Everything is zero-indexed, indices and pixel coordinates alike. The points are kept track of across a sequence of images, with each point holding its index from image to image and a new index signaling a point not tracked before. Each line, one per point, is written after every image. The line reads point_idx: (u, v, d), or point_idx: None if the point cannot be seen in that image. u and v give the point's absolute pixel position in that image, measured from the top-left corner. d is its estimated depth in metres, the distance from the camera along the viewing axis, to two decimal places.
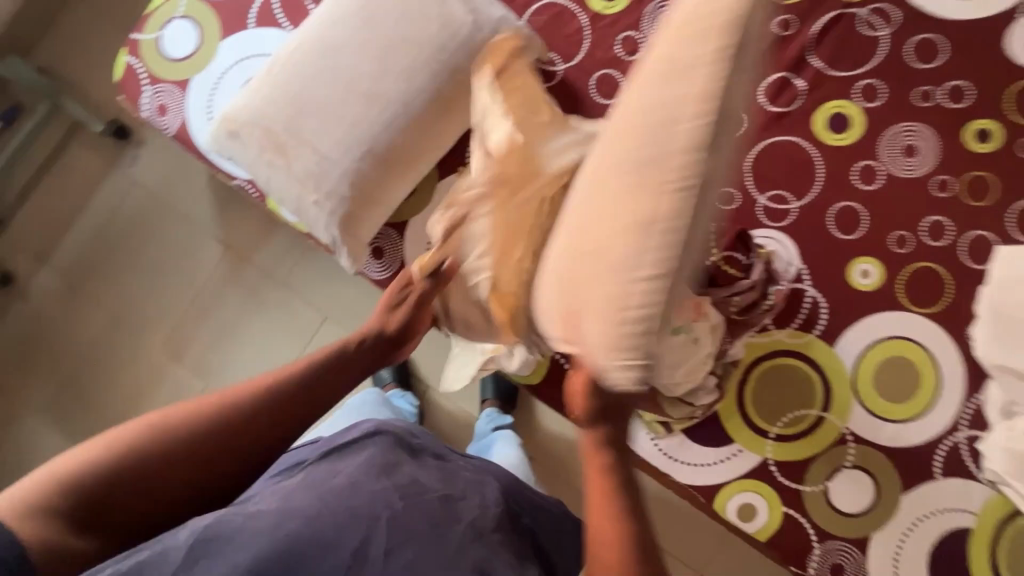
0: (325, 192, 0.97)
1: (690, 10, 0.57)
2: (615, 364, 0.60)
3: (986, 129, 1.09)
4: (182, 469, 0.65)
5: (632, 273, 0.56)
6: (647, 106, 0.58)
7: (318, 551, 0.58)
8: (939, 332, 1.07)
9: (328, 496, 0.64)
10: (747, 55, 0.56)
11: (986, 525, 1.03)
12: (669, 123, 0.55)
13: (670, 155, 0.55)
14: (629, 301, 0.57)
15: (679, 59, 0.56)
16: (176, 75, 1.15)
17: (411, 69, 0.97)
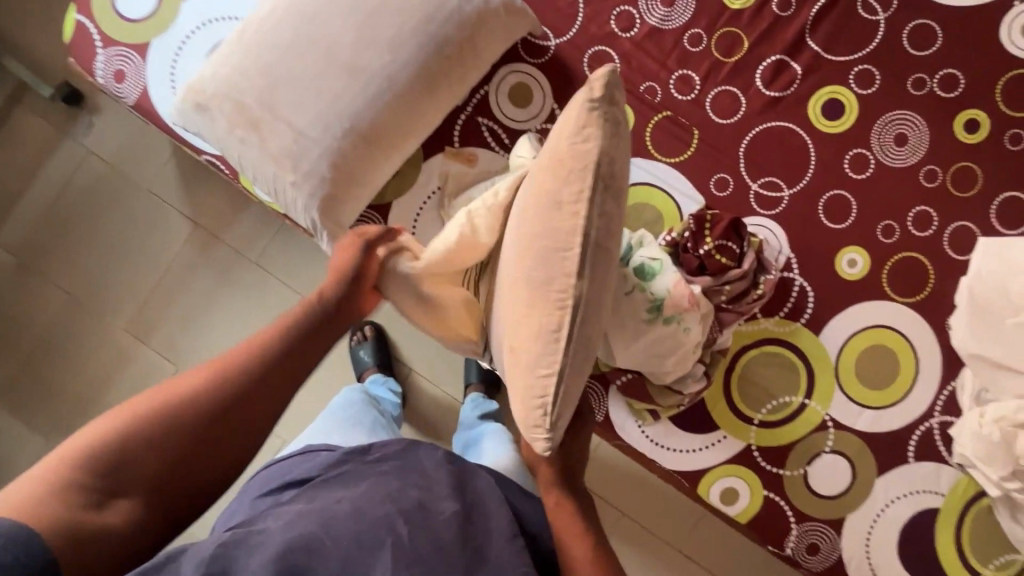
0: (303, 172, 0.91)
1: (569, 133, 0.64)
2: (534, 441, 0.67)
3: (975, 120, 1.10)
4: (191, 440, 0.63)
5: (535, 370, 0.65)
6: (543, 221, 0.65)
7: None
8: (920, 321, 1.09)
9: (329, 524, 0.60)
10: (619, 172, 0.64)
11: (953, 505, 1.08)
12: (558, 241, 0.64)
13: (559, 271, 0.63)
14: (536, 392, 0.65)
15: (565, 183, 0.63)
16: (134, 38, 1.05)
17: (396, 41, 0.91)
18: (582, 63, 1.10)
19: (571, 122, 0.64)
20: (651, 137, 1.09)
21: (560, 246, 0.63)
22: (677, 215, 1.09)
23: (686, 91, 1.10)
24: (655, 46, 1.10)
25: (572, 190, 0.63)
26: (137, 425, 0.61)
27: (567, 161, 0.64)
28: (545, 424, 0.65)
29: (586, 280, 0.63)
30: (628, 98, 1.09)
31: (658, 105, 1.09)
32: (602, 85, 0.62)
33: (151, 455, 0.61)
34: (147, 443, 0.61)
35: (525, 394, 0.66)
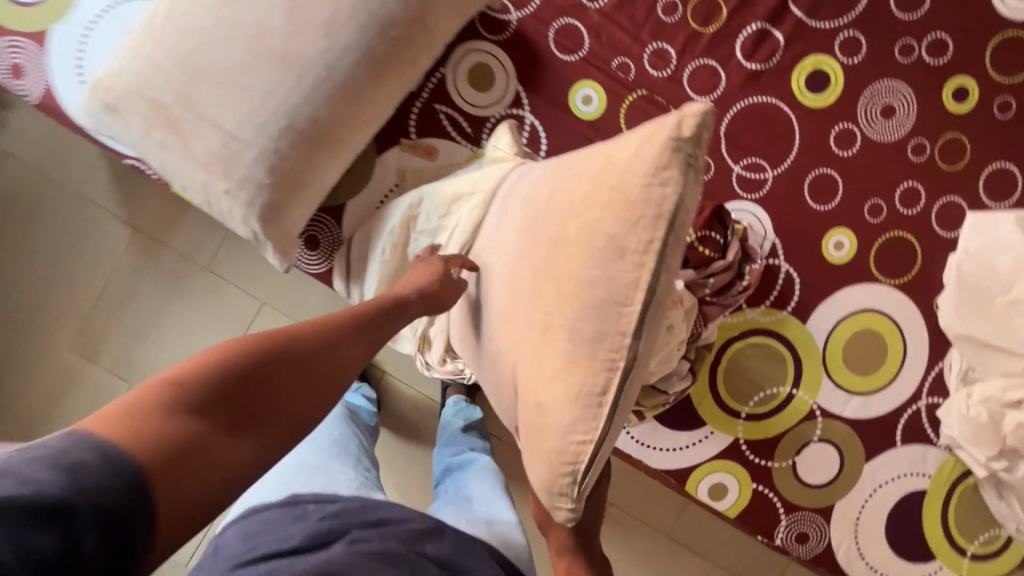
0: (237, 179, 0.80)
1: (636, 151, 0.54)
2: (553, 506, 0.59)
3: (965, 88, 1.04)
4: (287, 383, 0.56)
5: (569, 434, 0.55)
6: (591, 255, 0.56)
7: None
8: (908, 303, 1.05)
9: None
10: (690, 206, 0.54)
11: (940, 485, 1.07)
12: (613, 293, 0.54)
13: (614, 320, 0.54)
14: (567, 455, 0.56)
15: (628, 208, 0.54)
16: (29, 26, 0.91)
17: (334, 21, 0.79)
18: (548, 39, 0.99)
19: (644, 159, 0.53)
20: (627, 119, 1.00)
21: (616, 300, 0.54)
22: None
23: (662, 66, 1.01)
24: (627, 16, 1.00)
25: (637, 239, 0.53)
26: (240, 360, 0.53)
27: (635, 203, 0.53)
28: (571, 495, 0.57)
29: (642, 340, 0.55)
30: (600, 76, 1.00)
31: (632, 83, 1.00)
32: (695, 124, 0.51)
33: (244, 395, 0.53)
34: (241, 382, 0.53)
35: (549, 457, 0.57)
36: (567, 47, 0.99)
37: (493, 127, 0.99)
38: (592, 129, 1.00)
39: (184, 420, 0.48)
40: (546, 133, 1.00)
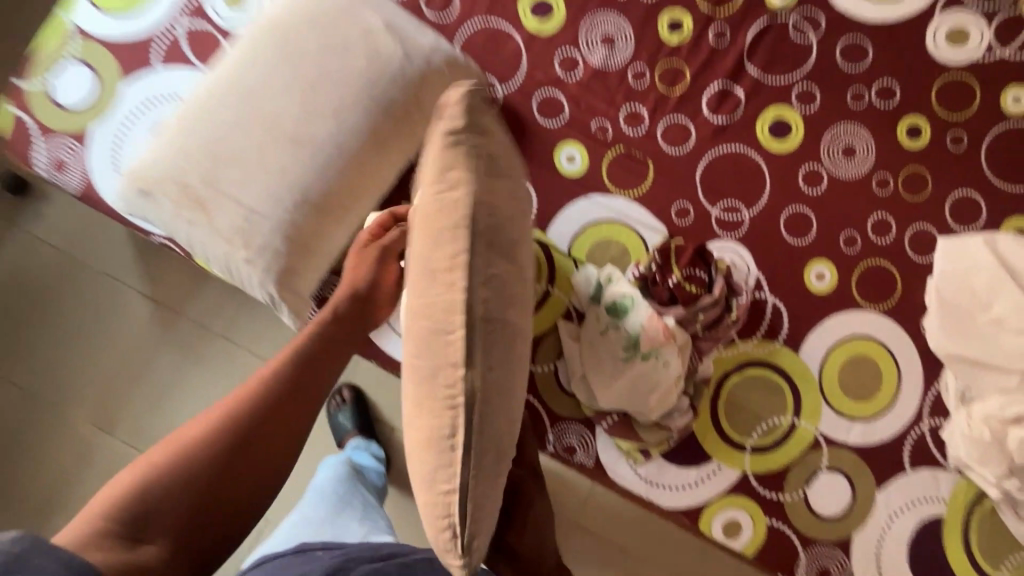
0: (256, 248, 0.88)
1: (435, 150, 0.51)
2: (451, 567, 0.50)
3: (916, 126, 1.13)
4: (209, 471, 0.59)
5: (434, 484, 0.48)
6: (420, 269, 0.50)
7: None
8: (895, 326, 1.09)
9: None
10: (501, 187, 0.52)
11: (957, 510, 1.05)
12: (434, 319, 0.47)
13: (445, 340, 0.47)
14: (439, 505, 0.48)
15: (434, 211, 0.49)
16: (73, 127, 1.03)
17: (341, 106, 0.90)
18: (531, 109, 1.11)
19: (435, 169, 0.50)
20: (607, 173, 1.10)
21: (442, 325, 0.47)
22: (642, 247, 1.08)
23: (636, 125, 1.11)
24: (601, 84, 1.12)
25: (444, 256, 0.47)
26: (155, 466, 0.58)
27: (442, 214, 0.48)
28: (457, 551, 0.48)
29: (478, 361, 0.47)
30: (581, 137, 1.10)
31: (610, 142, 1.10)
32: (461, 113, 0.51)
33: (176, 490, 0.58)
34: (173, 480, 0.58)
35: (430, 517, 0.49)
36: (549, 114, 1.11)
37: None
38: (576, 185, 1.09)
39: (124, 521, 0.56)
40: (535, 191, 1.09)
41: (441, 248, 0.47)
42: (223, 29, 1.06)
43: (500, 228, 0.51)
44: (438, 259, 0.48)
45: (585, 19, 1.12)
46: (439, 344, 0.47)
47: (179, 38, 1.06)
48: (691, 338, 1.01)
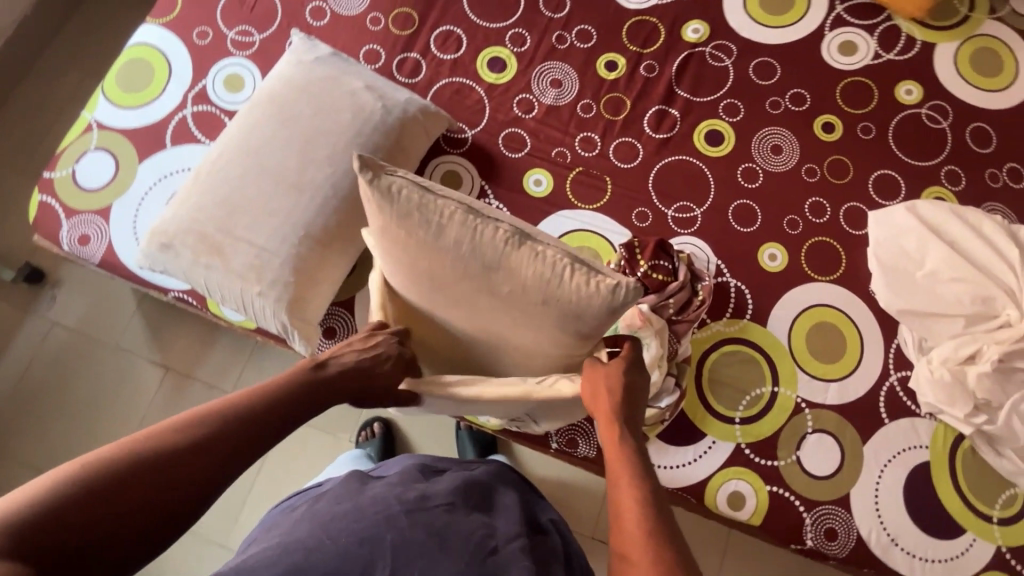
0: (268, 282, 0.97)
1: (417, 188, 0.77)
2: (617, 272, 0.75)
3: (829, 122, 1.31)
4: (121, 500, 0.57)
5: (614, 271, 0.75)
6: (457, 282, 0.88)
7: (347, 561, 0.70)
8: (847, 293, 1.21)
9: (360, 513, 0.77)
10: (393, 214, 0.76)
11: (941, 455, 1.12)
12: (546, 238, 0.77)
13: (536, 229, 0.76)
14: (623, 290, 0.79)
15: (475, 205, 0.75)
16: (96, 205, 1.16)
17: (335, 153, 1.03)
18: (498, 145, 1.27)
19: (445, 209, 0.75)
20: (572, 191, 1.25)
21: (525, 237, 0.75)
22: (610, 249, 1.21)
23: (591, 149, 1.28)
24: (555, 119, 1.29)
25: (488, 237, 0.74)
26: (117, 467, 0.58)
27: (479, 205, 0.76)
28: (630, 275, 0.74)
29: (514, 251, 0.74)
30: (545, 164, 1.26)
31: (571, 165, 1.26)
32: (383, 170, 0.74)
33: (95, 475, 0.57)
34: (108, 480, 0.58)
35: (619, 284, 0.73)
36: (514, 148, 1.27)
37: None
38: (546, 204, 1.24)
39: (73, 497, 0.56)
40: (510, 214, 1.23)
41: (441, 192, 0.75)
42: (226, 109, 1.23)
43: (459, 214, 0.75)
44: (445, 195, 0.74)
45: (535, 67, 1.32)
46: (521, 253, 0.74)
47: (188, 120, 1.22)
48: (667, 321, 1.12)
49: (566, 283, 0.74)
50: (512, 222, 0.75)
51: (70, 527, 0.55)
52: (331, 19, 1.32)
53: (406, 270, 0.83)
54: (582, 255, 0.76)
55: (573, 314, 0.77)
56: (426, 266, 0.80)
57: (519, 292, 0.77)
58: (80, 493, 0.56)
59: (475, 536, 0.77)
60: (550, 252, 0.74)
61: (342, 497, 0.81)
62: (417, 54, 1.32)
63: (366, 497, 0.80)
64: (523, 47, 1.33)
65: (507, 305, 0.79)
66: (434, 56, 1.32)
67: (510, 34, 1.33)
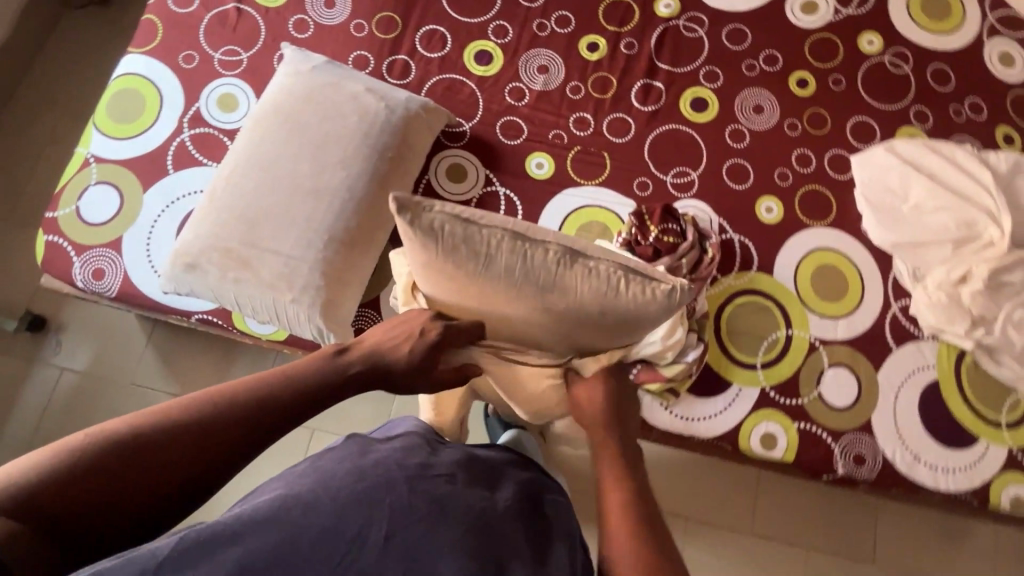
0: (300, 288, 0.99)
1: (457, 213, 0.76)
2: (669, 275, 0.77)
3: (802, 78, 1.39)
4: (143, 468, 0.59)
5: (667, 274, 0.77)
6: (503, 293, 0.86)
7: (339, 520, 0.63)
8: (842, 234, 1.28)
9: (357, 474, 0.70)
10: (435, 245, 0.75)
11: (948, 372, 1.20)
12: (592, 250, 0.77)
13: (583, 243, 0.76)
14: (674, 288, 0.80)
15: (519, 228, 0.75)
16: (105, 238, 1.15)
17: (347, 157, 1.06)
18: (496, 134, 1.31)
19: (490, 237, 0.74)
20: (573, 170, 1.29)
21: (576, 254, 0.76)
22: (618, 220, 1.26)
23: (585, 129, 1.32)
24: (547, 103, 1.33)
25: (538, 260, 0.75)
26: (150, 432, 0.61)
27: (524, 228, 0.76)
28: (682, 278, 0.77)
29: (567, 271, 0.75)
30: (544, 147, 1.30)
31: (568, 145, 1.31)
32: (417, 201, 0.73)
33: (129, 436, 0.60)
34: (137, 445, 0.60)
35: (675, 286, 0.75)
36: (512, 136, 1.31)
37: (477, 205, 1.26)
38: (550, 185, 1.28)
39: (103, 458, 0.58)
40: (518, 198, 1.27)
41: (486, 222, 0.74)
42: (225, 129, 1.24)
43: (506, 243, 0.74)
44: (489, 223, 0.74)
45: (521, 56, 1.36)
46: (574, 271, 0.75)
47: (187, 144, 1.22)
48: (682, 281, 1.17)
49: (623, 294, 0.76)
50: (560, 239, 0.76)
51: (49, 502, 0.55)
52: (315, 30, 1.34)
53: (446, 296, 0.83)
54: (633, 260, 0.78)
55: (629, 318, 0.80)
56: (472, 293, 0.80)
57: (572, 304, 0.78)
58: (107, 456, 0.59)
59: (476, 507, 0.73)
60: (602, 265, 0.76)
61: (332, 459, 0.74)
62: (404, 56, 1.34)
63: (368, 457, 0.74)
64: (506, 39, 1.37)
65: (560, 319, 0.81)
66: (421, 56, 1.35)
67: (492, 27, 1.37)
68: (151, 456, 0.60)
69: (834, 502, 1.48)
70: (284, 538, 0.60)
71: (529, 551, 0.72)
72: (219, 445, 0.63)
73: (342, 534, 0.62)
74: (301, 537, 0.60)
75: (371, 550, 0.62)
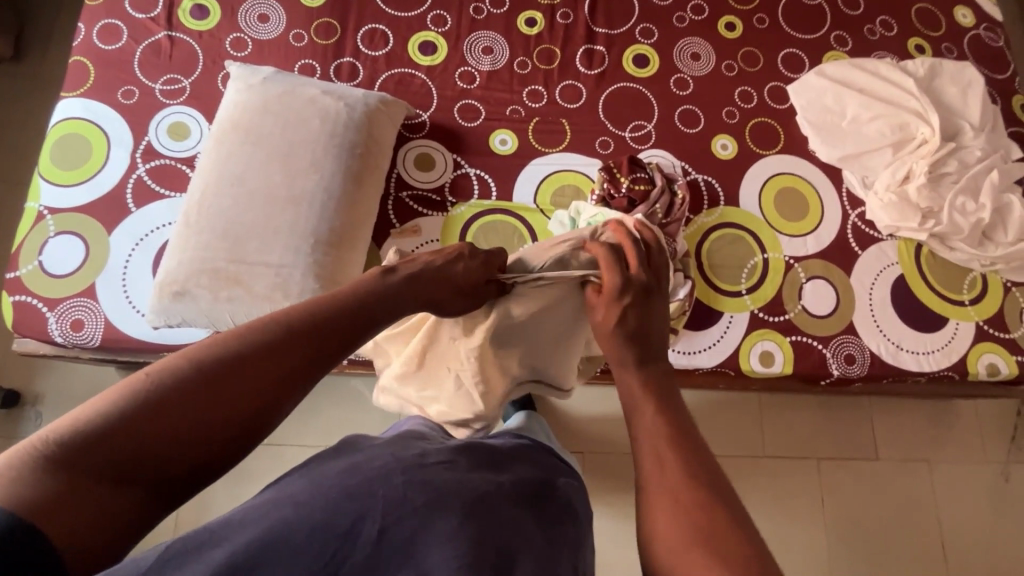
0: (296, 296, 0.99)
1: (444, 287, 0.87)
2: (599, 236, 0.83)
3: (730, 22, 1.47)
4: (182, 416, 0.51)
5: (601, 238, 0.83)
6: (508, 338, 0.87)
7: (327, 518, 0.54)
8: (793, 158, 1.37)
9: (347, 467, 0.60)
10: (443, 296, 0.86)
11: (910, 264, 1.30)
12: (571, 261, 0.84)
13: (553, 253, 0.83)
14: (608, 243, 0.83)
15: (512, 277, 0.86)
16: (78, 287, 1.11)
17: (317, 160, 1.06)
18: (456, 119, 1.33)
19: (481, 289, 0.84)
20: (537, 140, 1.33)
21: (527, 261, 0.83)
22: (588, 181, 1.31)
23: (540, 100, 1.36)
24: (498, 82, 1.36)
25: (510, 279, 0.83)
26: (179, 376, 0.52)
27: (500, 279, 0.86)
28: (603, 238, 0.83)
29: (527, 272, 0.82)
30: (504, 124, 1.33)
31: (527, 118, 1.34)
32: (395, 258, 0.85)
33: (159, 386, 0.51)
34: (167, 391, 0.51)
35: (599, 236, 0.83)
36: (471, 118, 1.33)
37: (450, 189, 1.28)
38: (518, 159, 1.31)
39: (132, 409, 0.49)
40: (489, 176, 1.30)
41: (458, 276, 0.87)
42: (181, 157, 1.21)
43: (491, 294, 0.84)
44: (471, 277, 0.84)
45: (464, 41, 1.38)
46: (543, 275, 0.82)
47: (145, 179, 1.19)
48: (659, 225, 1.22)
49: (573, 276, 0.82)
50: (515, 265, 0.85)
51: (82, 459, 0.47)
52: (254, 46, 1.32)
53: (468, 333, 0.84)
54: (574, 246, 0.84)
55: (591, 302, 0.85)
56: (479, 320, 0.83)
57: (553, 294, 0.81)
58: (136, 408, 0.50)
59: (480, 489, 0.62)
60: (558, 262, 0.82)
61: (328, 452, 0.64)
62: (349, 58, 1.34)
63: (360, 449, 0.64)
64: (446, 26, 1.39)
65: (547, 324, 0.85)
66: (367, 55, 1.35)
67: (431, 17, 1.39)
68: (160, 413, 0.50)
69: (832, 410, 1.57)
70: (265, 542, 0.51)
71: (537, 537, 0.61)
72: (260, 382, 0.56)
73: (334, 530, 0.54)
74: (289, 539, 0.52)
75: (359, 551, 0.53)
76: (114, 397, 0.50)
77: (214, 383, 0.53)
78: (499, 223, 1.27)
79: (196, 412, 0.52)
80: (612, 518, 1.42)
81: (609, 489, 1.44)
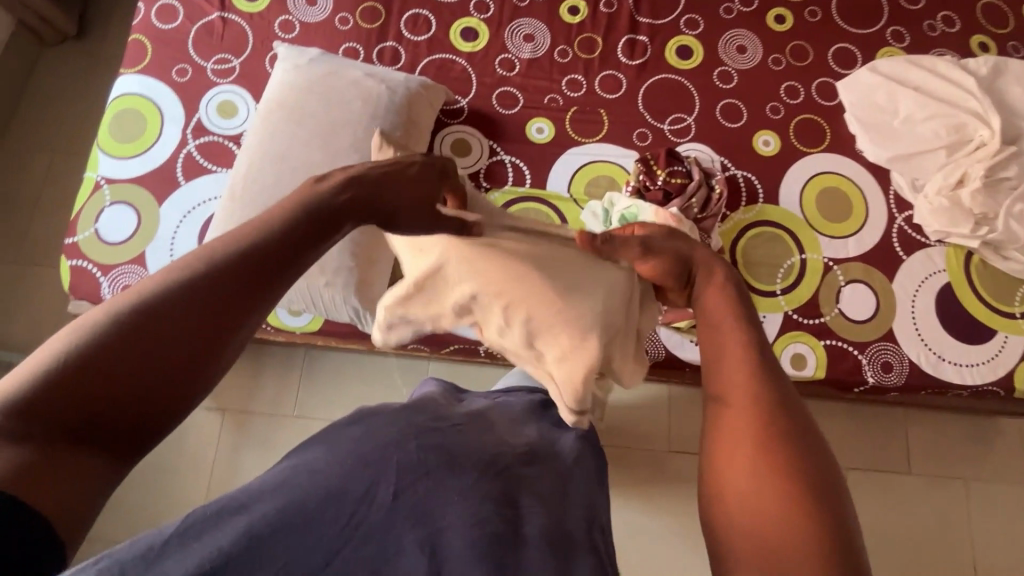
0: (333, 271, 1.03)
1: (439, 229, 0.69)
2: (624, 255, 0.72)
3: (780, 14, 1.42)
4: (143, 356, 0.44)
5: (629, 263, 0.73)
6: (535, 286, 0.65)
7: (342, 485, 0.51)
8: (839, 158, 1.32)
9: (361, 434, 0.57)
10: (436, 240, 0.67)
11: (958, 272, 1.25)
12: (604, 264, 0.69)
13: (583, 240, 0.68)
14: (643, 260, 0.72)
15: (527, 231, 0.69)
16: (130, 254, 1.17)
17: (357, 139, 1.08)
18: (494, 106, 1.33)
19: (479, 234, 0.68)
20: (574, 130, 1.32)
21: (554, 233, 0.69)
22: (623, 172, 1.30)
23: (578, 89, 1.35)
24: (538, 70, 1.36)
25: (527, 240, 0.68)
26: (138, 311, 0.45)
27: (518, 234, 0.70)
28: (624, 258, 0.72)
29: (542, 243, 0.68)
30: (541, 112, 1.33)
31: (565, 107, 1.34)
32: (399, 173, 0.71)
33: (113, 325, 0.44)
34: (125, 327, 0.44)
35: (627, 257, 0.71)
36: (508, 105, 1.33)
37: (485, 175, 1.29)
38: (553, 147, 1.31)
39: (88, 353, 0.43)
40: (523, 164, 1.30)
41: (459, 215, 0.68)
42: (229, 135, 1.26)
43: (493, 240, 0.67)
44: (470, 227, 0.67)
45: (505, 27, 1.38)
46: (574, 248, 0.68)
47: (194, 154, 1.24)
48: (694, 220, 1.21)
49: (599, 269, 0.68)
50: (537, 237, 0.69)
51: (45, 413, 0.42)
52: (301, 28, 1.35)
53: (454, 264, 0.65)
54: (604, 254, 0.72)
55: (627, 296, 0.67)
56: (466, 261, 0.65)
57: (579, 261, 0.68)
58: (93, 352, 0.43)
59: (495, 458, 0.60)
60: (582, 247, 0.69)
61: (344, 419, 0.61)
62: (392, 42, 1.36)
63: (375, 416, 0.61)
64: (489, 12, 1.39)
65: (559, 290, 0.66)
66: (409, 40, 1.37)
67: (473, 3, 1.40)
68: (123, 353, 0.43)
69: (865, 419, 1.52)
70: (283, 507, 0.48)
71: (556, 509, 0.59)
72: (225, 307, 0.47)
73: (350, 495, 0.50)
74: (303, 502, 0.49)
75: (375, 514, 0.50)
76: (66, 343, 0.43)
77: (157, 319, 0.45)
78: (531, 210, 1.27)
79: (153, 350, 0.44)
80: (631, 512, 1.42)
81: (630, 483, 1.43)
